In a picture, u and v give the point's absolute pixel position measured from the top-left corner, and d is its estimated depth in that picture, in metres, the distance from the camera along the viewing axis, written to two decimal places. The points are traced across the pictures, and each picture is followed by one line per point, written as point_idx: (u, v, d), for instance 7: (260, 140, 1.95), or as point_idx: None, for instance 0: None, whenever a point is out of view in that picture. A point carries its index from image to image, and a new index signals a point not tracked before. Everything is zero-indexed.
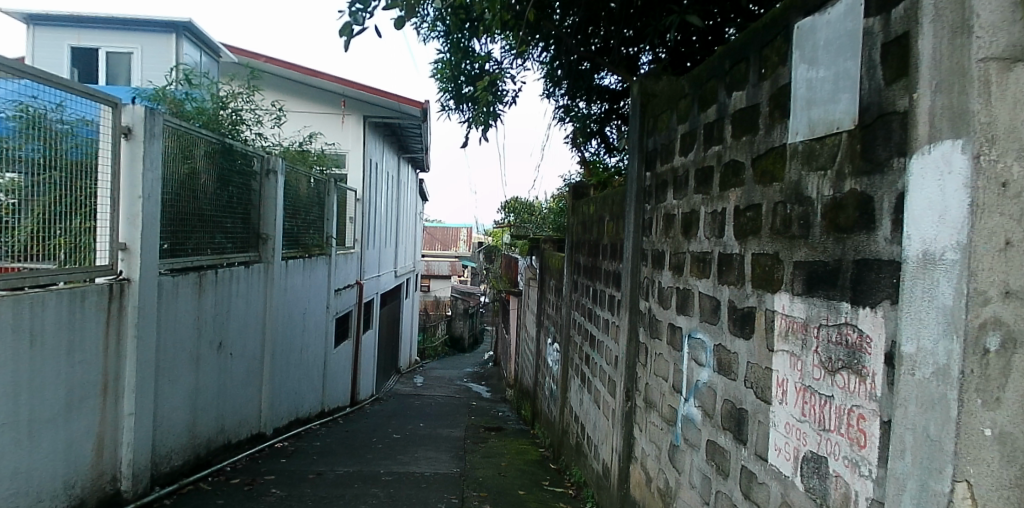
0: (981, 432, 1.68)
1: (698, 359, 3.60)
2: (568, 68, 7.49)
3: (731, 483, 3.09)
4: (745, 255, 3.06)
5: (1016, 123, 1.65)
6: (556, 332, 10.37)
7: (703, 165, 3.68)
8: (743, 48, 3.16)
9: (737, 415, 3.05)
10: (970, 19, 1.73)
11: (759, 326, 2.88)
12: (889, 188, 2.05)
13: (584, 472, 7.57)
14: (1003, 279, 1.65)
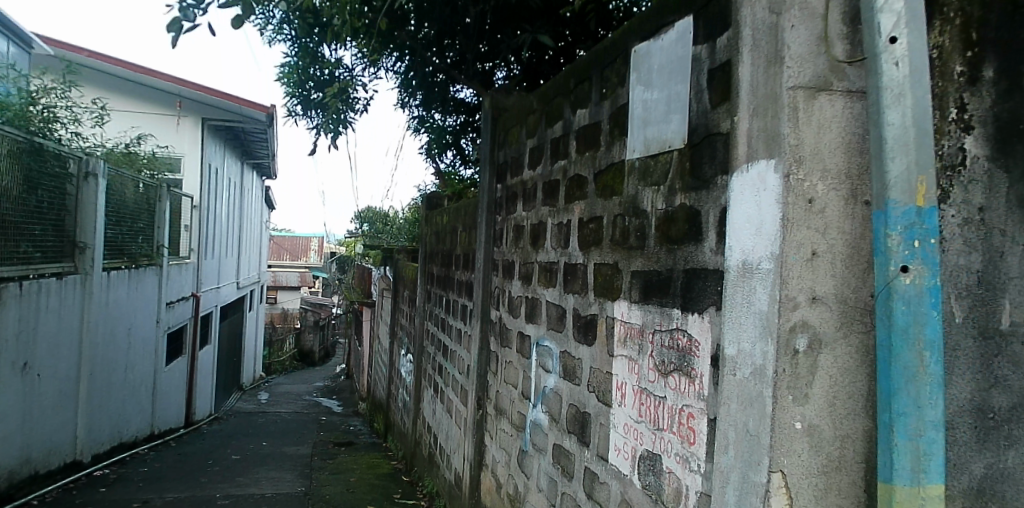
0: (794, 425, 1.91)
1: (546, 366, 3.70)
2: (422, 80, 7.46)
3: (576, 485, 3.19)
4: (588, 264, 3.19)
5: (818, 147, 1.94)
6: (410, 342, 10.31)
7: (550, 178, 3.81)
8: (586, 68, 3.31)
9: (581, 418, 3.16)
10: (781, 51, 1.97)
11: (600, 333, 3.01)
12: (713, 203, 2.22)
13: (434, 483, 7.54)
14: (811, 286, 1.93)
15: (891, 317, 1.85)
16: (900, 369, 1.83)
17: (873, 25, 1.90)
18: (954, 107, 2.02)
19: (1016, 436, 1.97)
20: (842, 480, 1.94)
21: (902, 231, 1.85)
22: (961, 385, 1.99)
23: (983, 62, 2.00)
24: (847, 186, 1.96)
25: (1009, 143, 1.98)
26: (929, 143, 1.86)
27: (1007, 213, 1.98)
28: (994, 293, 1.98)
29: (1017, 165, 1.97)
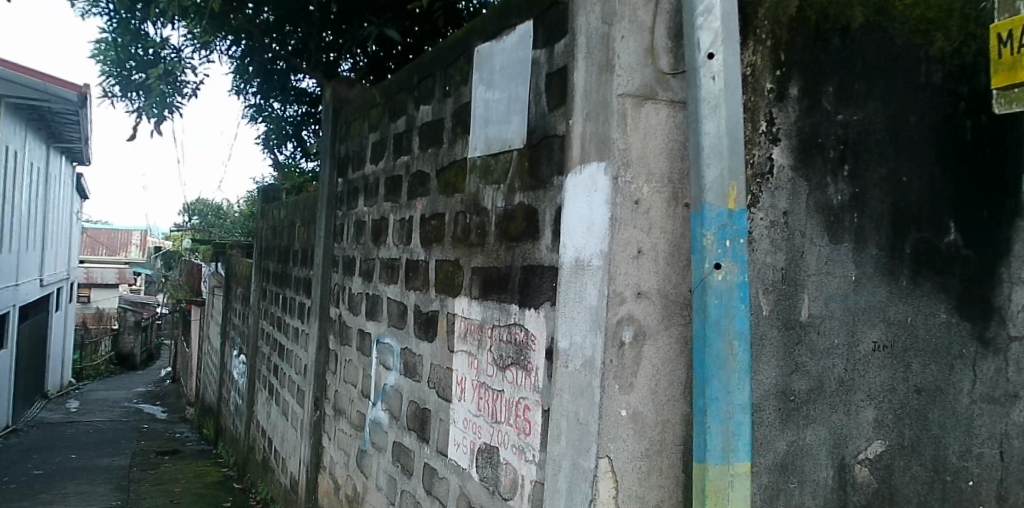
0: (620, 413, 2.03)
1: (386, 363, 3.69)
2: (260, 66, 7.12)
3: (415, 481, 3.20)
4: (430, 260, 3.21)
5: (644, 152, 2.07)
6: (243, 342, 9.84)
7: (392, 173, 3.79)
8: (429, 65, 3.31)
9: (422, 415, 3.17)
10: (613, 59, 2.08)
11: (441, 329, 3.03)
12: (550, 202, 2.31)
13: (269, 487, 7.27)
14: (636, 282, 2.06)
15: (705, 310, 1.99)
16: (712, 358, 1.97)
17: (694, 41, 2.04)
18: (765, 121, 2.15)
19: (812, 416, 2.15)
20: (663, 462, 2.08)
21: (716, 230, 1.99)
22: (766, 371, 2.11)
23: (789, 81, 2.16)
24: (669, 189, 2.10)
25: (809, 153, 2.16)
26: (739, 152, 2.02)
27: (805, 216, 2.15)
28: (795, 289, 2.14)
29: (814, 174, 2.17)
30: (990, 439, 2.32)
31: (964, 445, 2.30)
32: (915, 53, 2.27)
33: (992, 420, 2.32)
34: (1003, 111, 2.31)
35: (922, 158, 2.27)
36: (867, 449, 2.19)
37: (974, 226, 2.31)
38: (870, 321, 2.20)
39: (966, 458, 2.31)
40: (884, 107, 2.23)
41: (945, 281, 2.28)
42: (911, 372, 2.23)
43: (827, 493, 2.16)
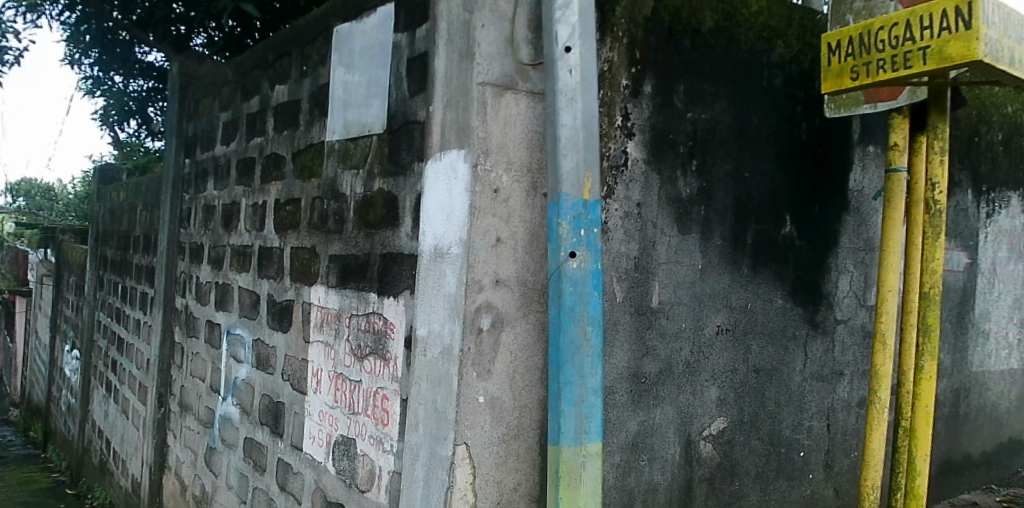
0: (477, 399, 2.06)
1: (236, 355, 3.52)
2: (98, 36, 6.51)
3: (268, 478, 3.09)
4: (284, 248, 3.09)
5: (503, 141, 2.10)
6: (77, 336, 9.03)
7: (244, 156, 3.60)
8: (285, 43, 3.14)
9: (275, 409, 3.06)
10: (473, 47, 2.09)
11: (296, 319, 2.93)
12: (410, 189, 2.28)
13: (107, 492, 6.76)
14: (494, 270, 2.09)
15: (561, 297, 2.04)
16: (566, 343, 2.02)
17: (552, 34, 2.06)
18: (620, 116, 2.19)
19: (661, 396, 2.26)
20: (520, 446, 2.15)
21: (571, 219, 2.04)
22: (620, 355, 2.19)
23: (643, 79, 2.23)
24: (528, 179, 2.15)
25: (661, 149, 2.26)
26: (594, 144, 2.08)
27: (657, 208, 2.25)
28: (646, 276, 2.24)
29: (666, 168, 2.27)
30: (818, 413, 2.60)
31: (796, 419, 2.54)
32: (759, 57, 2.43)
33: (819, 395, 2.61)
34: (831, 114, 2.41)
35: (763, 157, 2.44)
36: (710, 426, 2.35)
37: (807, 220, 2.55)
38: (714, 306, 2.35)
39: (797, 431, 2.56)
40: (729, 108, 2.37)
41: (781, 270, 2.49)
42: (750, 353, 2.42)
43: (674, 468, 2.28)
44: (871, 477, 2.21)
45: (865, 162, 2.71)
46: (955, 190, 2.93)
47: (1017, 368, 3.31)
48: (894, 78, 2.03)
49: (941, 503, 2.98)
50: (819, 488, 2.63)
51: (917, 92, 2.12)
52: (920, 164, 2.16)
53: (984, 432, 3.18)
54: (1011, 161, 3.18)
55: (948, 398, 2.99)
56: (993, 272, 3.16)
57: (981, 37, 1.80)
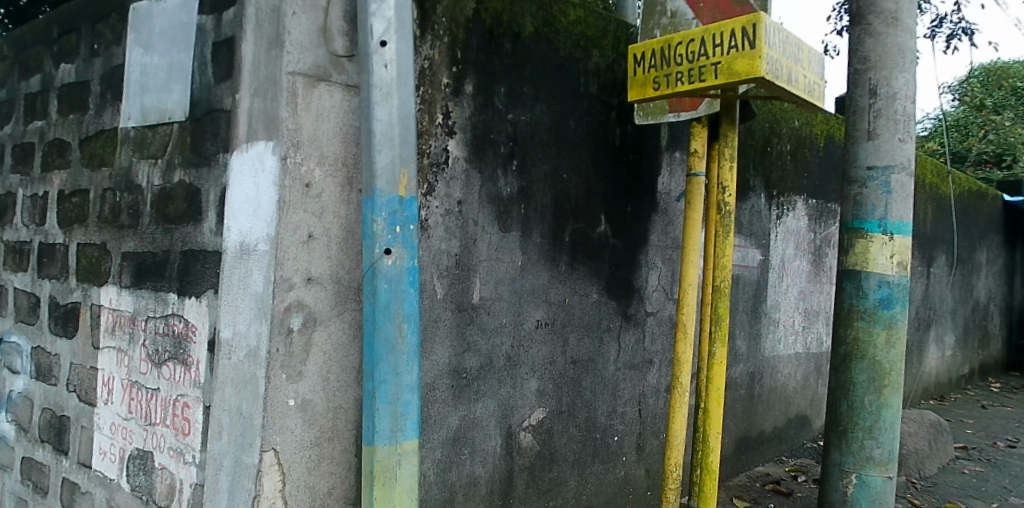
0: (287, 403, 2.00)
1: (12, 366, 3.13)
2: None
3: (50, 500, 2.77)
4: (70, 245, 2.79)
5: (316, 134, 2.06)
6: None
7: (23, 140, 3.20)
8: (74, 17, 2.82)
9: (58, 424, 2.75)
10: (282, 35, 2.01)
11: (83, 323, 2.65)
12: (213, 182, 2.11)
13: None
14: (305, 268, 2.04)
15: (375, 294, 1.98)
16: (380, 341, 1.96)
17: (367, 26, 1.98)
18: (441, 114, 2.17)
19: (482, 390, 2.29)
20: (334, 448, 2.13)
21: (386, 216, 1.98)
22: (440, 352, 2.18)
23: (464, 78, 2.23)
24: (343, 174, 2.12)
25: (482, 148, 2.28)
26: (411, 140, 2.05)
27: (478, 206, 2.28)
28: (467, 273, 2.25)
29: (486, 167, 2.30)
30: (631, 398, 2.80)
31: (610, 406, 2.72)
32: (576, 64, 2.55)
33: (632, 383, 2.81)
34: (641, 120, 2.51)
35: (580, 159, 2.57)
36: (530, 417, 2.42)
37: (620, 219, 2.74)
38: (534, 302, 2.44)
39: (612, 416, 2.73)
40: (548, 111, 2.46)
41: (597, 266, 2.65)
42: (568, 345, 2.54)
43: (494, 460, 2.33)
44: (674, 455, 2.30)
45: (672, 167, 2.96)
46: (750, 193, 3.25)
47: (801, 352, 3.75)
48: (690, 89, 2.18)
49: (739, 476, 3.30)
50: (631, 469, 2.83)
51: (713, 103, 2.25)
52: (715, 170, 2.32)
53: (776, 410, 3.56)
54: (797, 168, 3.59)
55: (744, 381, 3.31)
56: (782, 268, 3.55)
57: (762, 56, 2.00)
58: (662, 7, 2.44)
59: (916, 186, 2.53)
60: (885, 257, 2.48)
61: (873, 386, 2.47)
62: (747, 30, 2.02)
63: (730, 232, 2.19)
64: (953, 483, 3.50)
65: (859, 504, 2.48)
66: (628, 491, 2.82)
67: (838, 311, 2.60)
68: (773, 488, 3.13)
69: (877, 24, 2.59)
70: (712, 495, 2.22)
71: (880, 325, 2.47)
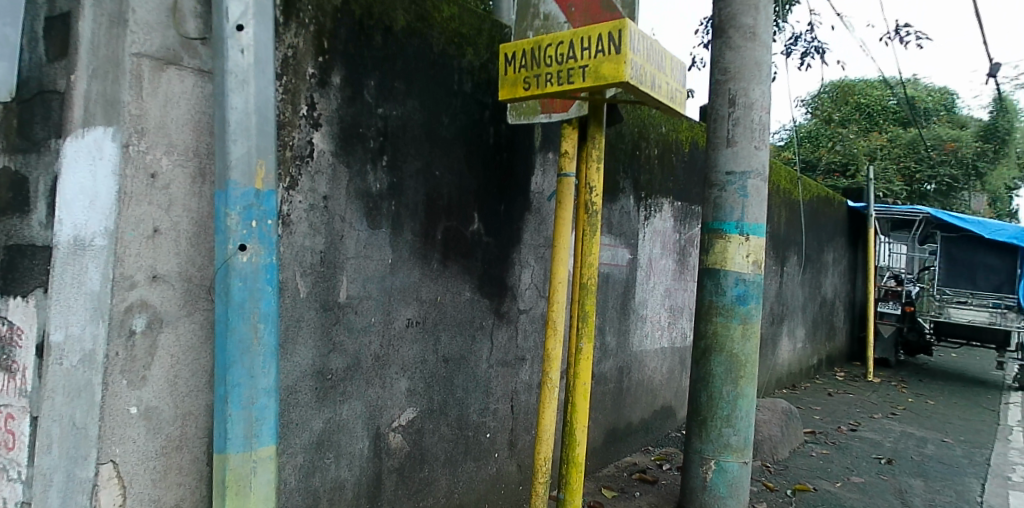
0: (128, 411, 1.86)
1: None
2: None
3: None
4: None
5: (164, 121, 1.93)
6: None
7: None
8: None
9: None
10: (125, 12, 1.86)
11: None
12: (45, 168, 1.86)
13: None
14: (150, 264, 1.91)
15: (228, 294, 1.80)
16: (234, 342, 1.79)
17: (222, 7, 1.79)
18: (305, 105, 2.07)
19: (348, 392, 2.23)
20: (182, 458, 2.01)
21: (241, 210, 1.81)
22: (303, 352, 2.09)
23: (331, 69, 2.14)
24: (194, 164, 2.01)
25: (349, 142, 2.21)
26: (270, 131, 1.88)
27: (345, 201, 2.21)
28: (332, 271, 2.17)
29: (354, 161, 2.23)
30: (503, 396, 2.84)
31: (483, 403, 2.74)
32: (450, 62, 2.54)
33: (504, 379, 2.85)
34: (514, 121, 2.49)
35: (453, 157, 2.56)
36: (400, 417, 2.39)
37: (494, 219, 2.77)
38: (404, 300, 2.40)
39: (483, 414, 2.75)
40: (421, 107, 2.43)
41: (469, 264, 2.65)
42: (440, 344, 2.53)
43: (361, 463, 2.27)
44: (544, 450, 2.28)
45: (545, 167, 3.02)
46: (620, 195, 3.36)
47: (666, 347, 3.94)
48: (560, 91, 2.18)
49: (608, 466, 3.41)
50: (504, 465, 2.86)
51: (583, 107, 2.27)
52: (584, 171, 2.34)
53: (642, 402, 3.72)
54: (663, 172, 3.77)
55: (613, 375, 3.43)
56: (649, 266, 3.71)
57: (626, 62, 2.04)
58: (535, 9, 2.44)
59: (769, 191, 2.71)
60: (741, 256, 2.64)
61: (730, 378, 2.62)
62: (614, 35, 2.06)
63: (598, 230, 2.20)
64: (801, 465, 3.79)
65: (716, 489, 2.63)
66: (500, 487, 2.84)
67: (699, 307, 2.74)
68: (640, 477, 3.25)
69: (736, 38, 2.75)
70: (578, 487, 2.25)
71: (737, 320, 2.63)
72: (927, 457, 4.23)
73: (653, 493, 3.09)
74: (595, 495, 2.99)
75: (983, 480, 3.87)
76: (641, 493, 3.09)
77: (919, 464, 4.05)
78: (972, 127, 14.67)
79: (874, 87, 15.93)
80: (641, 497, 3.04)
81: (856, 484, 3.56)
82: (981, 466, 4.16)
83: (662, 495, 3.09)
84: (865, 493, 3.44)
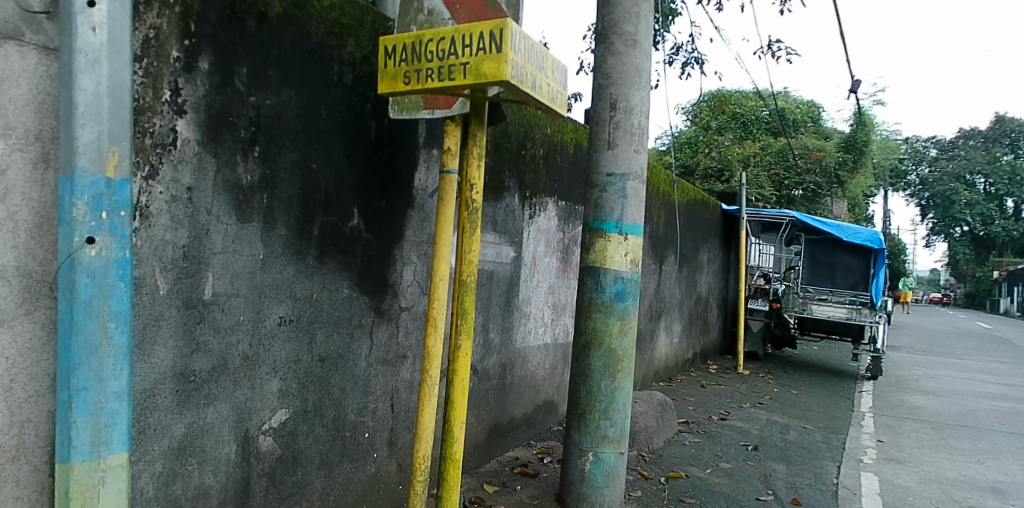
0: None
1: None
2: None
3: None
4: None
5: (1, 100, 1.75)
6: None
7: None
8: None
9: None
10: None
11: None
12: None
13: None
14: None
15: (72, 290, 1.58)
16: (78, 345, 1.56)
17: None
18: (168, 90, 1.92)
19: (213, 394, 2.12)
20: (20, 469, 1.84)
21: (88, 200, 1.58)
22: (162, 353, 1.96)
23: (199, 53, 2.00)
24: (36, 148, 1.83)
25: (218, 131, 2.08)
26: (126, 117, 1.65)
27: (212, 193, 2.08)
28: (197, 266, 2.05)
29: (223, 151, 2.10)
30: (383, 394, 2.85)
31: (361, 403, 2.74)
32: (329, 52, 2.47)
33: (384, 378, 2.86)
34: (396, 115, 2.38)
35: (332, 150, 2.50)
36: (270, 419, 2.33)
37: (374, 214, 2.74)
38: (276, 298, 2.33)
39: (361, 414, 2.76)
40: (297, 97, 2.35)
41: (348, 261, 2.62)
42: (315, 343, 2.49)
43: (228, 468, 2.18)
44: (422, 448, 2.23)
45: (429, 164, 3.03)
46: (504, 194, 3.42)
47: (549, 342, 4.05)
48: (441, 88, 2.12)
49: (491, 462, 3.44)
50: (382, 465, 2.90)
51: (466, 103, 2.22)
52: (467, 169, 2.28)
53: (525, 397, 3.79)
54: (548, 172, 3.86)
55: (496, 371, 3.48)
56: (533, 264, 3.79)
57: (507, 61, 2.02)
58: (418, 3, 2.31)
59: (646, 191, 2.94)
60: (620, 255, 2.86)
61: (608, 372, 2.84)
62: (495, 34, 2.02)
63: (478, 228, 2.19)
64: (675, 453, 3.99)
65: (594, 480, 2.83)
66: (378, 487, 2.88)
67: (580, 303, 2.93)
68: (521, 471, 3.32)
69: (618, 44, 2.90)
70: (455, 484, 2.25)
71: (615, 316, 2.84)
72: (789, 443, 4.58)
73: (533, 486, 3.16)
74: (476, 491, 3.03)
75: (837, 463, 4.23)
76: (522, 486, 3.16)
77: (782, 450, 4.37)
78: (834, 140, 16.14)
79: (749, 98, 17.01)
80: (521, 490, 3.11)
81: (724, 470, 3.79)
82: (836, 450, 4.56)
83: (542, 487, 3.17)
84: (732, 478, 3.68)
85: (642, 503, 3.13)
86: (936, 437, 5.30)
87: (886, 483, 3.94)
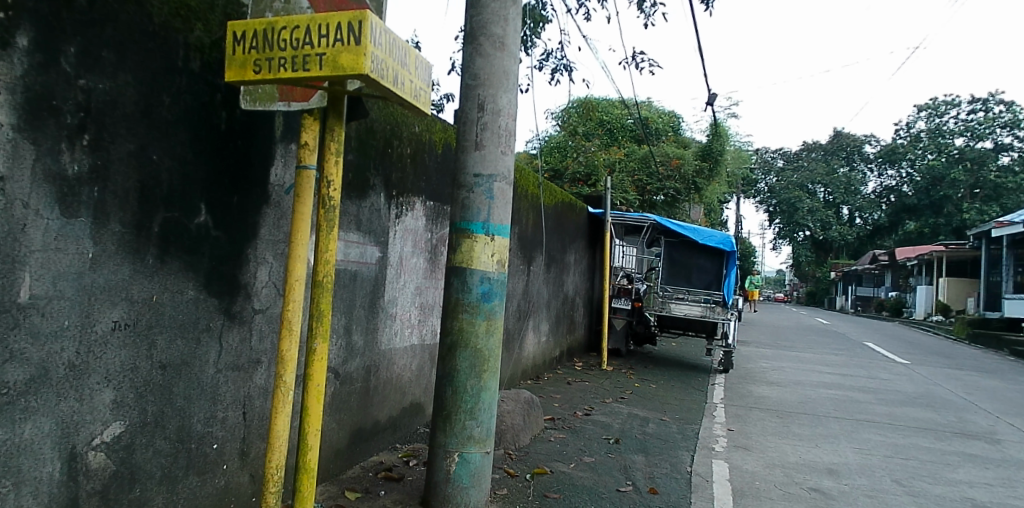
0: None
1: None
2: None
3: None
4: None
5: None
6: None
7: None
8: None
9: None
10: None
11: None
12: None
13: None
14: None
15: None
16: None
17: None
18: None
19: (30, 408, 1.89)
20: None
21: None
22: None
23: (15, 29, 1.78)
24: None
25: (37, 116, 1.86)
26: None
27: (30, 185, 1.86)
28: (11, 265, 1.82)
29: (44, 138, 1.88)
30: (233, 402, 2.72)
31: (208, 412, 2.59)
32: (173, 36, 2.31)
33: (235, 385, 2.73)
34: (248, 106, 2.26)
35: (175, 140, 2.34)
36: (102, 433, 2.13)
37: (224, 211, 2.60)
38: (109, 301, 2.13)
39: (209, 423, 2.60)
40: (135, 82, 2.17)
41: (194, 260, 2.47)
42: (155, 349, 2.32)
43: (49, 489, 1.96)
44: (275, 458, 2.10)
45: (286, 159, 2.92)
46: (369, 192, 3.35)
47: (415, 343, 4.02)
48: (295, 78, 2.03)
49: (353, 467, 3.37)
50: (233, 477, 2.75)
51: (324, 96, 2.15)
52: (326, 164, 2.19)
53: (390, 400, 3.74)
54: (415, 171, 3.83)
55: (360, 375, 3.41)
56: (399, 264, 3.76)
57: (367, 55, 1.97)
58: None
59: (512, 193, 3.02)
60: (487, 255, 2.91)
61: (474, 371, 2.87)
62: (353, 26, 1.96)
63: (335, 228, 2.10)
64: (541, 450, 4.10)
65: (460, 480, 2.85)
66: (228, 501, 2.73)
67: (447, 303, 2.94)
68: (385, 476, 3.27)
69: (486, 46, 2.98)
70: (309, 494, 2.16)
71: (481, 317, 2.88)
72: (648, 435, 4.84)
73: (398, 490, 3.13)
74: (336, 499, 2.96)
75: (691, 452, 4.54)
76: (385, 491, 3.12)
77: (641, 442, 4.62)
78: (693, 149, 17.39)
79: (615, 106, 17.78)
80: (386, 495, 3.07)
81: (587, 463, 3.95)
82: (691, 439, 4.89)
83: (407, 491, 3.13)
84: (595, 471, 3.84)
85: (506, 501, 3.18)
86: (779, 424, 5.84)
87: (735, 469, 4.27)
